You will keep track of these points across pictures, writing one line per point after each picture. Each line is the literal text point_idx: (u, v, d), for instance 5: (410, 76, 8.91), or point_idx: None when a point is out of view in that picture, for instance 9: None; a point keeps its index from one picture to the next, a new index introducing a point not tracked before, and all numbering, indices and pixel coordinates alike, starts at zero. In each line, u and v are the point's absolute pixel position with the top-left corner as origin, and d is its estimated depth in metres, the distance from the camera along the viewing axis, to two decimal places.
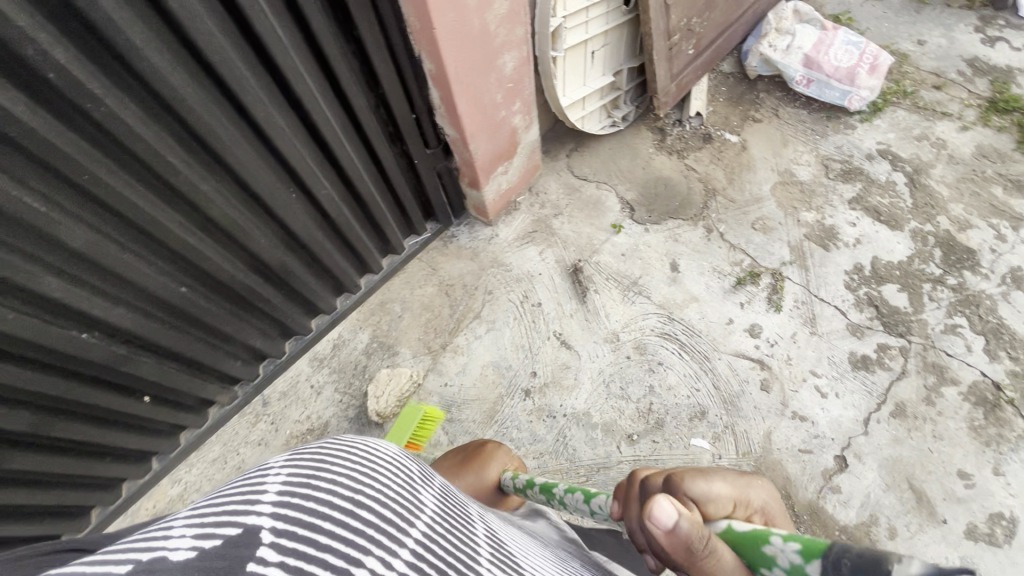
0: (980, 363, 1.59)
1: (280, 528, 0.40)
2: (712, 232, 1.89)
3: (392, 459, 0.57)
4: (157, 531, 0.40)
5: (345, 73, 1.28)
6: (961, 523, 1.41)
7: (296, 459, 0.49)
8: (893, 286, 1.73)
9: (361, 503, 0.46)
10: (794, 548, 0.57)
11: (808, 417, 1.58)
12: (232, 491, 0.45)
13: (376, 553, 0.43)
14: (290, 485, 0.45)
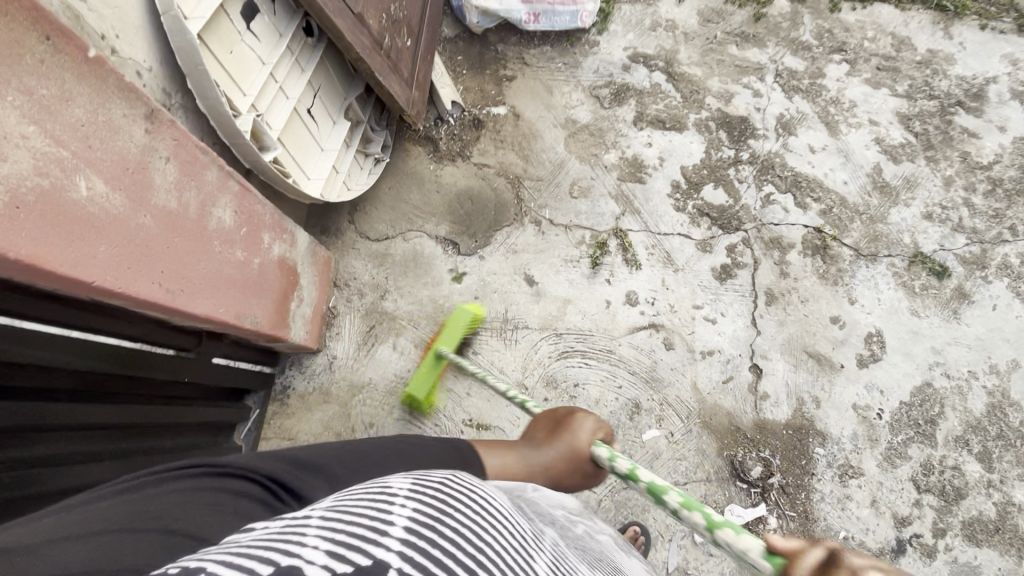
0: (800, 218, 1.76)
1: (406, 571, 0.38)
2: (542, 223, 1.74)
3: (509, 517, 0.55)
4: (290, 535, 0.40)
5: (5, 412, 0.83)
6: (852, 360, 1.63)
7: (424, 497, 0.49)
8: (709, 187, 1.78)
9: (484, 567, 0.43)
10: None
11: (714, 348, 1.64)
12: (360, 510, 0.44)
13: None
14: (420, 523, 0.44)
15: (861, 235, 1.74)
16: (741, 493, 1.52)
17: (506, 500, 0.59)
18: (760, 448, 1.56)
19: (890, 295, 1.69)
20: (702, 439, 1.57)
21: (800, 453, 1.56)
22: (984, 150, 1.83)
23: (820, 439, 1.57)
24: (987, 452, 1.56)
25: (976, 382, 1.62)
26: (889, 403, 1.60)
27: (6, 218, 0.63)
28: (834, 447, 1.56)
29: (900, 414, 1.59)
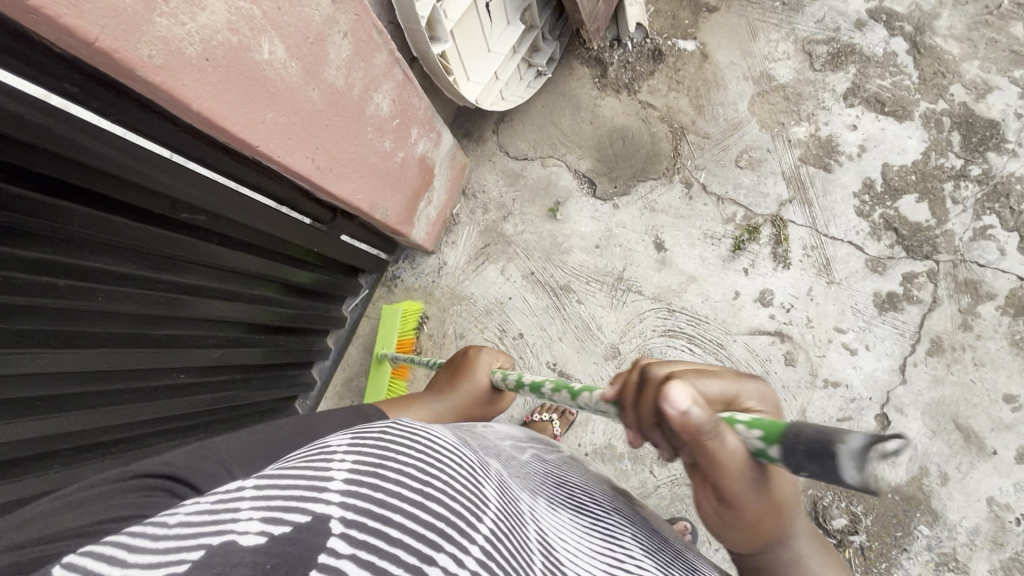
0: (1017, 267, 1.41)
1: (349, 518, 0.39)
2: (693, 186, 1.55)
3: (454, 449, 0.56)
4: (226, 510, 0.40)
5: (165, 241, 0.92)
6: (1011, 450, 1.36)
7: (362, 446, 0.50)
8: (911, 197, 1.47)
9: (430, 497, 0.45)
10: (757, 432, 0.47)
11: (841, 381, 1.44)
12: (303, 472, 0.45)
13: (446, 550, 0.41)
14: (358, 473, 0.45)
15: None
16: None
17: (444, 432, 0.59)
18: (854, 502, 1.39)
19: None
20: None
21: (898, 523, 1.37)
22: None
23: (932, 519, 1.36)
24: None
25: None
26: None
27: (195, 69, 0.65)
28: (944, 533, 1.35)
29: None
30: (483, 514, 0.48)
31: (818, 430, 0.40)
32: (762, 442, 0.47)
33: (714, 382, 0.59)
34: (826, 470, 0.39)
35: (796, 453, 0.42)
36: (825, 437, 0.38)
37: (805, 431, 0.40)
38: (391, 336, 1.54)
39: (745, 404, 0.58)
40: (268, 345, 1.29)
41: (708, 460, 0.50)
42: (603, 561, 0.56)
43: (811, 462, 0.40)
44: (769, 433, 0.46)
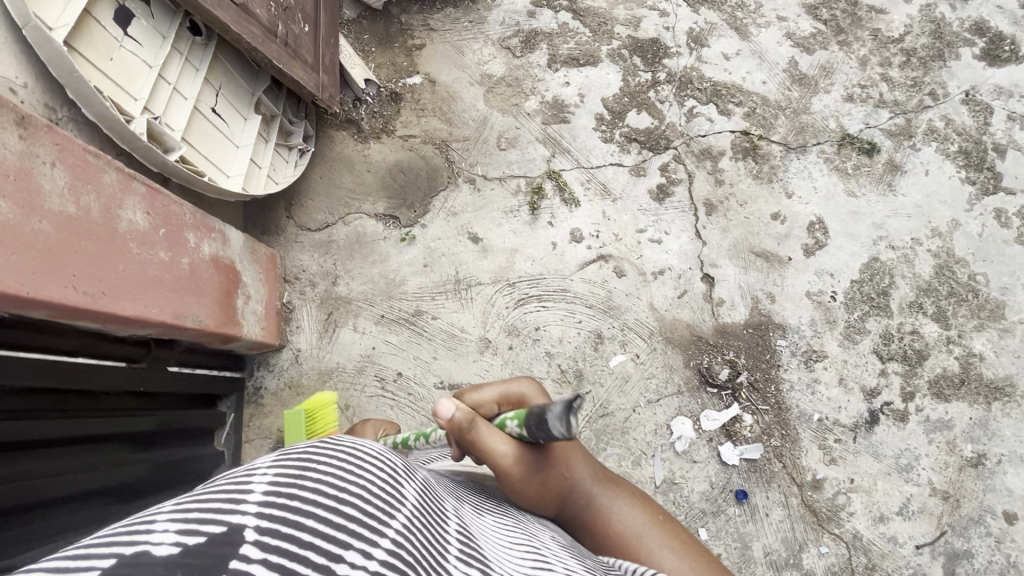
0: (725, 125, 1.77)
1: (262, 526, 0.44)
2: (476, 180, 1.75)
3: (378, 455, 0.60)
4: (144, 524, 0.45)
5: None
6: (799, 250, 1.66)
7: (285, 460, 0.54)
8: (632, 113, 1.80)
9: (344, 501, 0.50)
10: (514, 422, 0.80)
11: (664, 266, 1.67)
12: (223, 490, 0.50)
13: (355, 548, 0.46)
14: (276, 486, 0.49)
15: (787, 129, 1.76)
16: (714, 397, 1.56)
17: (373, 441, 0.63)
18: (725, 352, 1.59)
19: (825, 181, 1.72)
20: (667, 355, 1.60)
21: (763, 348, 1.59)
22: (893, 24, 1.85)
23: (782, 331, 1.61)
24: (941, 310, 1.61)
25: (921, 247, 1.65)
26: (841, 284, 1.64)
27: None
28: (795, 336, 1.60)
29: (853, 292, 1.63)
30: (395, 511, 0.53)
31: (540, 408, 0.72)
32: (518, 426, 0.79)
33: (491, 389, 0.92)
34: (546, 427, 0.69)
35: (533, 427, 0.74)
36: (545, 410, 0.70)
37: (533, 409, 0.74)
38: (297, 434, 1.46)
39: (515, 395, 0.94)
40: (122, 511, 1.15)
41: (484, 451, 0.79)
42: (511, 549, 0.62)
43: (539, 429, 0.72)
44: (518, 421, 0.78)
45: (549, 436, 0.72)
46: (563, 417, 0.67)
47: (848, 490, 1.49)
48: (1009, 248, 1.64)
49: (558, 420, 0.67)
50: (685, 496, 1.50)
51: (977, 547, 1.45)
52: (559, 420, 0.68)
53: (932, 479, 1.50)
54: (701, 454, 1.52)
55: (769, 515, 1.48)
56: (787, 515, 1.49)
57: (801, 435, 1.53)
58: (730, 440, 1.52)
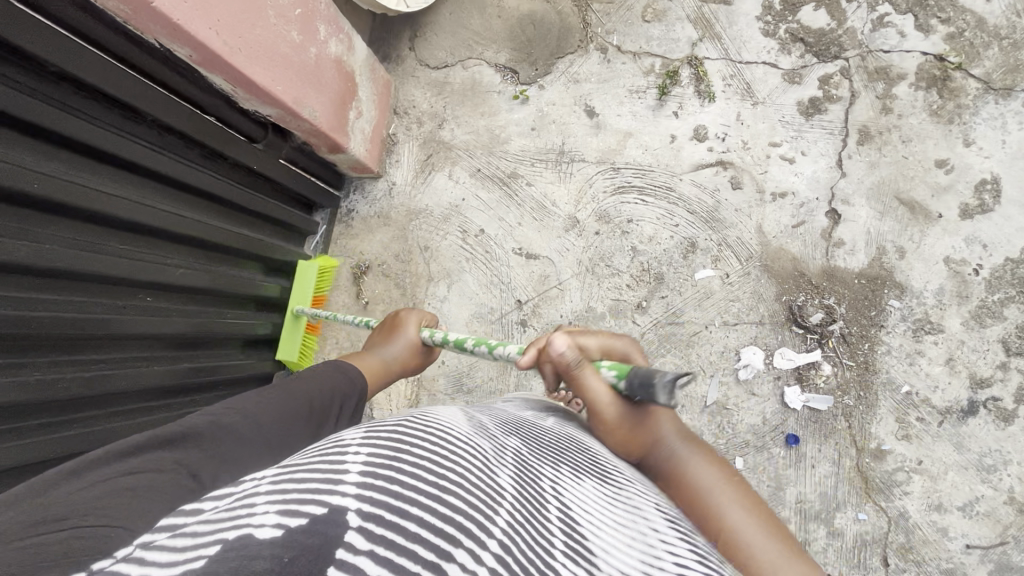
0: (918, 44, 1.49)
1: (366, 511, 0.42)
2: (608, 50, 1.61)
3: (469, 441, 0.60)
4: (243, 509, 0.44)
5: (59, 119, 0.90)
6: (954, 210, 1.43)
7: (373, 438, 0.54)
8: (809, 8, 1.54)
9: (447, 489, 0.49)
10: (612, 373, 0.75)
11: (788, 190, 1.50)
12: (316, 466, 0.49)
13: (465, 546, 0.44)
14: (369, 465, 0.48)
15: (996, 64, 1.45)
16: (796, 337, 1.45)
17: (460, 423, 0.64)
18: (825, 296, 1.46)
19: (1020, 137, 1.43)
20: (760, 283, 1.49)
21: (869, 303, 1.44)
22: None
23: (899, 292, 1.43)
24: None
25: None
26: (992, 259, 1.41)
27: None
28: (912, 300, 1.43)
29: (1003, 271, 1.40)
30: (500, 504, 0.52)
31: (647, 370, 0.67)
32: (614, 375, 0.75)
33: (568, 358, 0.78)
34: (653, 396, 0.65)
35: (634, 386, 0.70)
36: (652, 377, 0.65)
37: (637, 372, 0.69)
38: (309, 289, 1.49)
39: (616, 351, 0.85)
40: (213, 267, 1.27)
41: (581, 390, 0.78)
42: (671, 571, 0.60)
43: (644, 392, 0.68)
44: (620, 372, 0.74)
45: (649, 399, 0.67)
46: (670, 387, 0.62)
47: (912, 469, 1.39)
48: None
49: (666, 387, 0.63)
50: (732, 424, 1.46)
51: None
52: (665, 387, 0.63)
53: (1014, 488, 1.35)
54: (762, 388, 1.45)
55: (815, 467, 1.41)
56: (834, 473, 1.41)
57: (880, 401, 1.41)
58: (800, 384, 1.43)
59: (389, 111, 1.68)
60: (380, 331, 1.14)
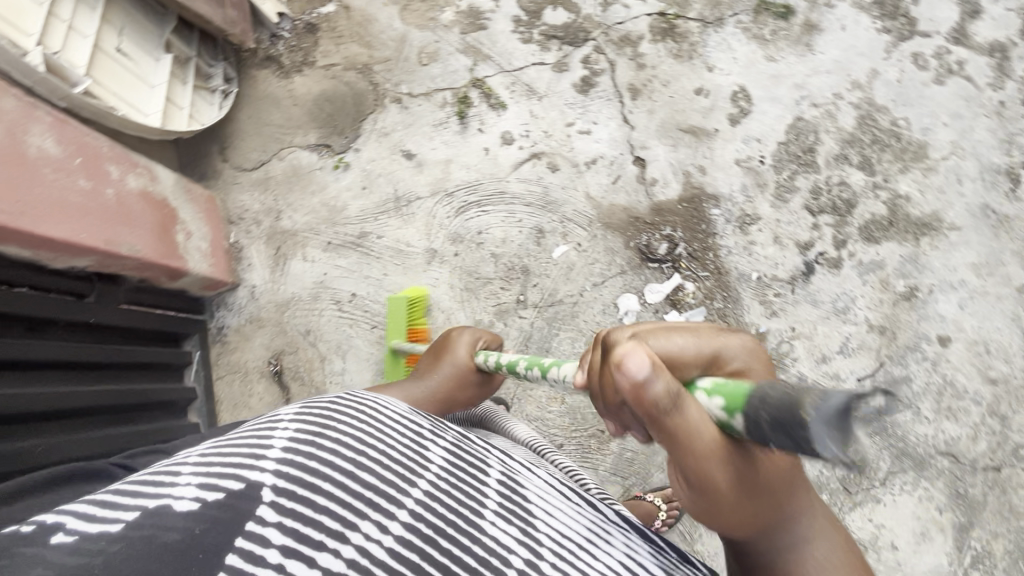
0: (642, 9, 1.78)
1: (278, 488, 0.59)
2: (403, 99, 1.77)
3: (399, 421, 0.77)
4: (180, 473, 0.63)
5: None
6: (724, 122, 1.70)
7: (306, 418, 0.71)
8: (549, 10, 1.80)
9: (361, 467, 0.65)
10: (717, 404, 0.62)
11: (596, 155, 1.70)
12: (249, 440, 0.67)
13: (371, 518, 0.61)
14: (294, 443, 0.65)
15: (703, 5, 1.77)
16: (656, 271, 1.62)
17: (393, 406, 0.81)
18: (663, 228, 1.64)
19: (744, 50, 1.73)
20: (607, 239, 1.65)
21: (697, 219, 1.64)
22: None
23: (715, 200, 1.66)
24: (866, 159, 1.65)
25: (843, 101, 1.69)
26: (769, 148, 1.68)
27: None
28: (728, 203, 1.65)
29: (780, 154, 1.67)
30: (415, 480, 0.68)
31: (784, 398, 0.51)
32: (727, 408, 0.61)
33: (653, 393, 0.62)
34: (795, 438, 0.49)
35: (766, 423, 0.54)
36: (799, 404, 0.48)
37: (769, 400, 0.53)
38: (400, 326, 1.55)
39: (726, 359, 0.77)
40: (82, 435, 1.18)
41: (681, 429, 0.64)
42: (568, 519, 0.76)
43: (777, 431, 0.52)
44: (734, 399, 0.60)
45: (799, 447, 0.49)
46: (841, 425, 0.45)
47: (790, 338, 1.57)
48: (928, 90, 1.68)
49: (829, 432, 0.45)
50: None
51: (914, 373, 1.54)
52: (828, 427, 0.45)
53: (868, 317, 1.57)
54: (648, 325, 1.59)
55: None
56: None
57: (742, 294, 1.60)
58: (675, 308, 1.59)
59: (222, 221, 1.70)
60: (438, 350, 1.32)
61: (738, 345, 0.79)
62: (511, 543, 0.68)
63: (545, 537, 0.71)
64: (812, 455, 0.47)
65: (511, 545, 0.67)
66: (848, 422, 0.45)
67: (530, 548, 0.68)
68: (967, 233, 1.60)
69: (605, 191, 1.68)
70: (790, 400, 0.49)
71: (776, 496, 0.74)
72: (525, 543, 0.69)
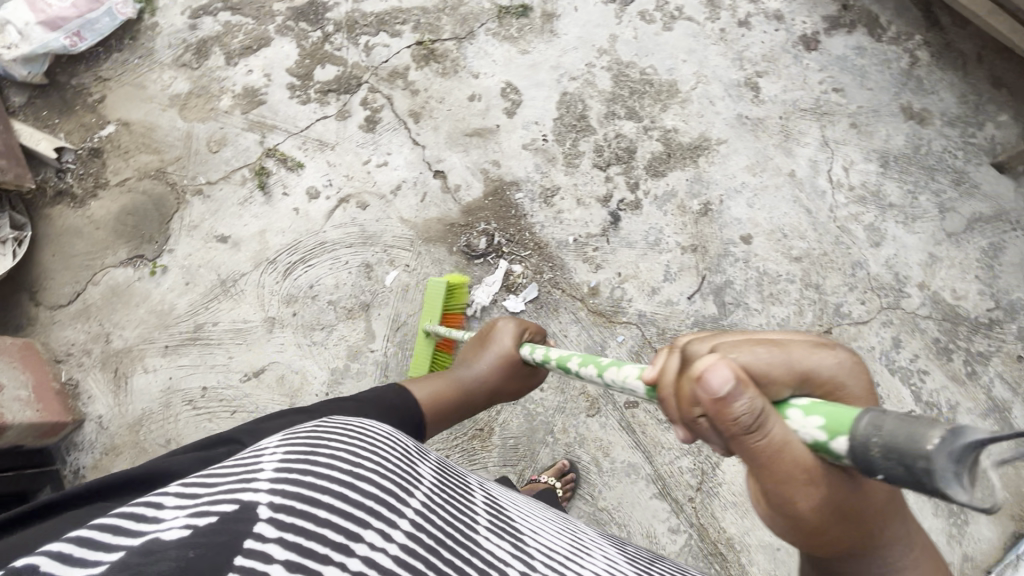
0: (400, 44, 1.93)
1: (276, 504, 0.52)
2: (204, 189, 1.81)
3: (389, 441, 0.71)
4: (156, 502, 0.53)
5: None
6: (502, 116, 1.85)
7: (293, 442, 0.64)
8: (318, 69, 1.92)
9: (361, 477, 0.59)
10: (818, 426, 0.56)
11: (399, 181, 1.80)
12: (236, 470, 0.59)
13: (374, 527, 0.54)
14: (283, 465, 0.57)
15: (452, 25, 1.94)
16: (484, 266, 1.71)
17: (381, 424, 0.75)
18: (478, 225, 1.75)
19: (500, 51, 1.91)
20: (432, 251, 1.73)
21: (506, 207, 1.76)
22: None
23: (517, 185, 1.78)
24: (631, 109, 1.84)
25: (596, 68, 1.88)
26: (547, 126, 1.83)
27: None
28: (528, 185, 1.78)
29: (558, 127, 1.83)
30: (412, 491, 0.62)
31: (896, 426, 0.47)
32: (828, 438, 0.55)
33: (737, 416, 0.56)
34: (907, 468, 0.46)
35: (866, 454, 0.50)
36: (907, 441, 0.46)
37: (873, 429, 0.49)
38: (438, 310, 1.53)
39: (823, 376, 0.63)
40: None
41: (761, 454, 0.58)
42: (550, 535, 0.70)
43: (891, 464, 0.47)
44: (840, 427, 0.54)
45: (909, 482, 0.46)
46: (971, 472, 0.43)
47: (619, 283, 1.69)
48: (660, 38, 1.91)
49: (960, 471, 0.43)
50: None
51: (732, 274, 1.69)
52: (953, 461, 0.43)
53: (678, 241, 1.72)
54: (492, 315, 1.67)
55: (567, 334, 1.66)
56: (580, 326, 1.66)
57: (566, 259, 1.71)
58: (512, 292, 1.69)
59: (50, 364, 1.65)
60: (478, 341, 1.28)
61: (846, 371, 0.63)
62: (505, 555, 0.61)
63: (536, 549, 0.64)
64: (931, 490, 0.45)
65: (506, 557, 0.61)
66: (971, 458, 0.42)
67: (523, 558, 0.61)
68: (733, 143, 1.80)
69: (416, 210, 1.77)
70: (901, 427, 0.46)
71: (862, 520, 0.63)
72: (518, 555, 0.62)
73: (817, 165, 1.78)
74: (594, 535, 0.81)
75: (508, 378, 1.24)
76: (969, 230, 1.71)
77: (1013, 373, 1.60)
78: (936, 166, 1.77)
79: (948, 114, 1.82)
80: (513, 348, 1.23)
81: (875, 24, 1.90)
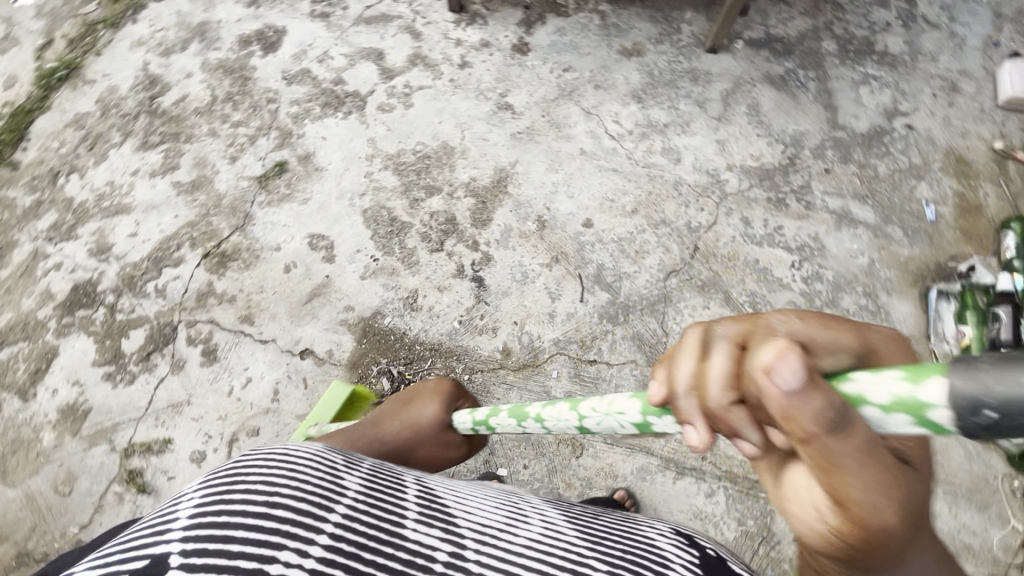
0: (190, 267, 1.84)
1: (188, 551, 0.51)
2: (81, 537, 1.56)
3: (314, 457, 0.67)
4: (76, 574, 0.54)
5: None
6: (325, 265, 1.82)
7: (211, 481, 0.62)
8: (124, 341, 1.76)
9: (276, 504, 0.57)
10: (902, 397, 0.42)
11: (273, 384, 1.69)
12: (154, 524, 0.58)
13: (290, 547, 0.53)
14: (198, 508, 0.56)
15: (226, 220, 1.90)
16: None
17: (310, 444, 0.71)
18: (371, 369, 1.69)
19: (284, 214, 1.89)
20: None
21: (383, 338, 1.72)
22: (199, 97, 2.10)
23: (379, 313, 1.76)
24: (427, 187, 1.90)
25: (375, 173, 1.93)
26: (369, 246, 1.84)
27: None
28: (389, 306, 1.76)
29: (379, 241, 1.84)
30: (336, 501, 0.60)
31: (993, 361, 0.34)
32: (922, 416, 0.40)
33: (813, 419, 0.42)
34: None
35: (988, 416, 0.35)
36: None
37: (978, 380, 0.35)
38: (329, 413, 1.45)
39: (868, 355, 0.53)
40: None
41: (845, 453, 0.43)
42: (483, 512, 0.69)
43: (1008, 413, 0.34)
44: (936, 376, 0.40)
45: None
46: None
47: (520, 330, 1.72)
48: (408, 117, 2.00)
49: None
50: (465, 471, 1.61)
51: (598, 259, 1.79)
52: None
53: (540, 263, 1.79)
54: None
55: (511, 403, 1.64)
56: (516, 388, 1.65)
57: (464, 343, 1.71)
58: None
59: None
60: (406, 399, 1.16)
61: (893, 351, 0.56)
62: (436, 542, 0.61)
63: (467, 527, 0.65)
64: None
65: (437, 543, 0.60)
66: None
67: (453, 541, 0.61)
68: (523, 159, 1.93)
69: (306, 399, 1.66)
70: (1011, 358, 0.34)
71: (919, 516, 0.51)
72: (448, 537, 0.62)
73: (594, 132, 1.96)
74: (531, 500, 0.81)
75: (422, 444, 1.08)
76: (728, 106, 1.98)
77: (832, 183, 1.86)
78: (673, 77, 2.03)
79: (652, 36, 2.09)
80: (442, 413, 1.09)
81: (556, 6, 2.16)
